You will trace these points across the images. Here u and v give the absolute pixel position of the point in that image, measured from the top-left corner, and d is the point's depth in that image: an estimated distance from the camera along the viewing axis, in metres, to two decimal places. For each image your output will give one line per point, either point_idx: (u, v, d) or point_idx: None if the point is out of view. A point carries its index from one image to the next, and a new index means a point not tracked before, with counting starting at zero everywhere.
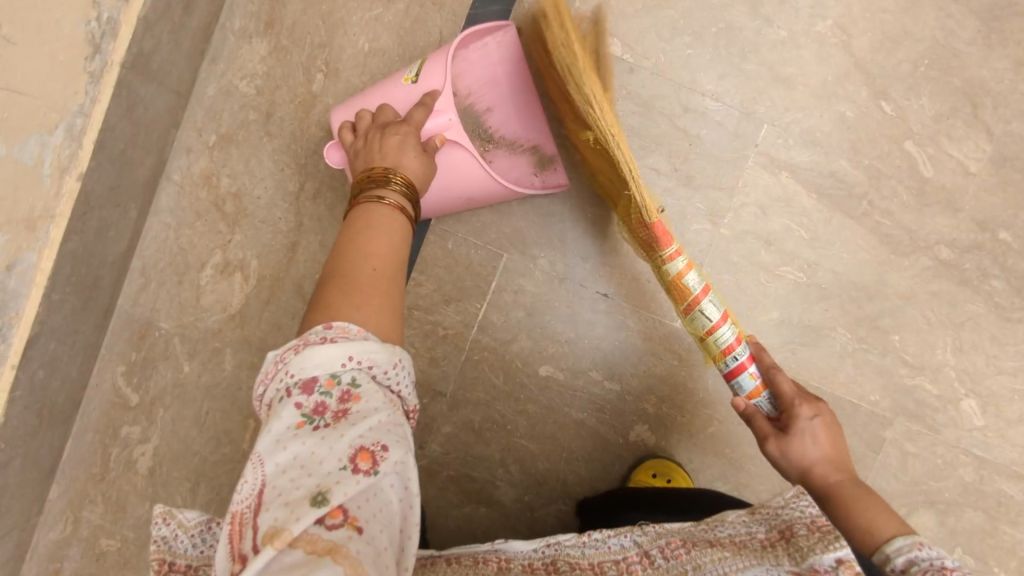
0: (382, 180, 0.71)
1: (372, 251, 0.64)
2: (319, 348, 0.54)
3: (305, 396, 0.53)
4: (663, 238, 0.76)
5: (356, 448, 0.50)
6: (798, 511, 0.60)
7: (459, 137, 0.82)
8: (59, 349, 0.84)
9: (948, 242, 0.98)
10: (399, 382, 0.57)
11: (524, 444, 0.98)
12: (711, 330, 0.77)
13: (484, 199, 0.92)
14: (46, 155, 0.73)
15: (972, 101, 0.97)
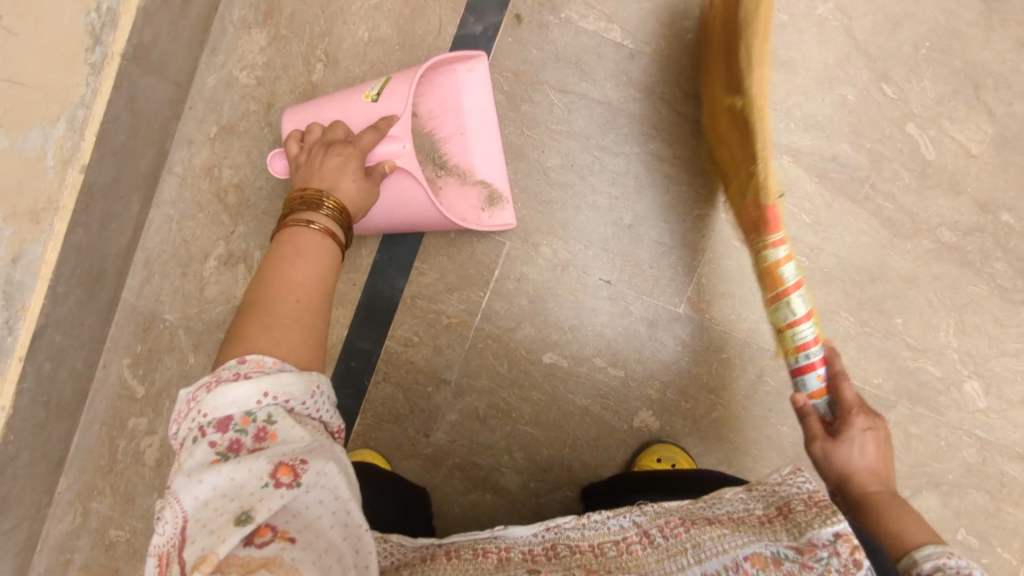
0: (313, 204, 0.68)
1: (296, 282, 0.61)
2: (230, 386, 0.52)
3: (219, 434, 0.51)
4: (773, 223, 0.78)
5: (276, 464, 0.49)
6: (796, 488, 0.61)
7: (409, 166, 0.81)
8: (65, 341, 0.84)
9: (950, 225, 0.98)
10: (320, 409, 0.55)
11: (528, 431, 0.99)
12: (792, 325, 0.78)
13: (428, 225, 0.92)
14: (49, 147, 0.73)
15: (974, 83, 0.97)
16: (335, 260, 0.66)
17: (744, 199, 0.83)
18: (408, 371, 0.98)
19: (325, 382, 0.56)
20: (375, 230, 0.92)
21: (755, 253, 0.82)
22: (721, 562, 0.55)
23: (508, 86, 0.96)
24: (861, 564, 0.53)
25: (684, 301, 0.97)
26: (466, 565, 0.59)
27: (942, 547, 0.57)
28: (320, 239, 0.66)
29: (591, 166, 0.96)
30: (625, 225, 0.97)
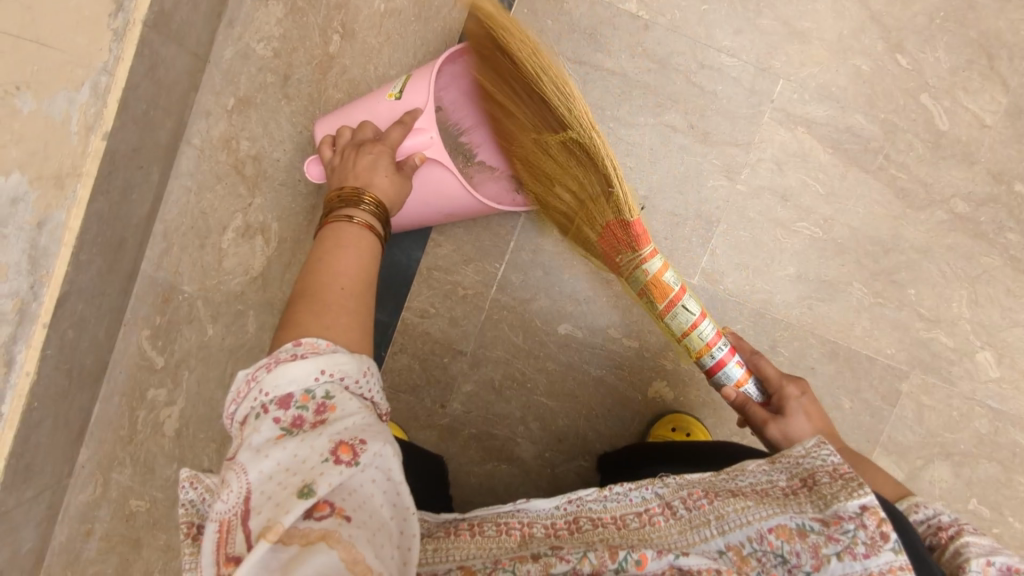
0: (351, 201, 0.70)
1: (339, 272, 0.63)
2: (291, 365, 0.53)
3: (282, 411, 0.51)
4: (642, 237, 0.75)
5: (336, 442, 0.49)
6: (820, 460, 0.61)
7: (439, 156, 0.81)
8: (86, 309, 0.84)
9: (964, 195, 0.98)
10: (371, 389, 0.56)
11: (544, 402, 0.99)
12: (693, 326, 0.76)
13: (463, 215, 0.92)
14: (73, 113, 0.73)
15: (988, 53, 0.97)
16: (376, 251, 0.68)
17: (594, 227, 0.78)
18: (425, 343, 0.98)
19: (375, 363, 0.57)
20: (410, 227, 0.94)
21: (628, 275, 0.78)
22: (744, 534, 0.55)
23: None
24: (888, 536, 0.53)
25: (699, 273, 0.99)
26: (489, 542, 0.58)
27: (913, 501, 0.61)
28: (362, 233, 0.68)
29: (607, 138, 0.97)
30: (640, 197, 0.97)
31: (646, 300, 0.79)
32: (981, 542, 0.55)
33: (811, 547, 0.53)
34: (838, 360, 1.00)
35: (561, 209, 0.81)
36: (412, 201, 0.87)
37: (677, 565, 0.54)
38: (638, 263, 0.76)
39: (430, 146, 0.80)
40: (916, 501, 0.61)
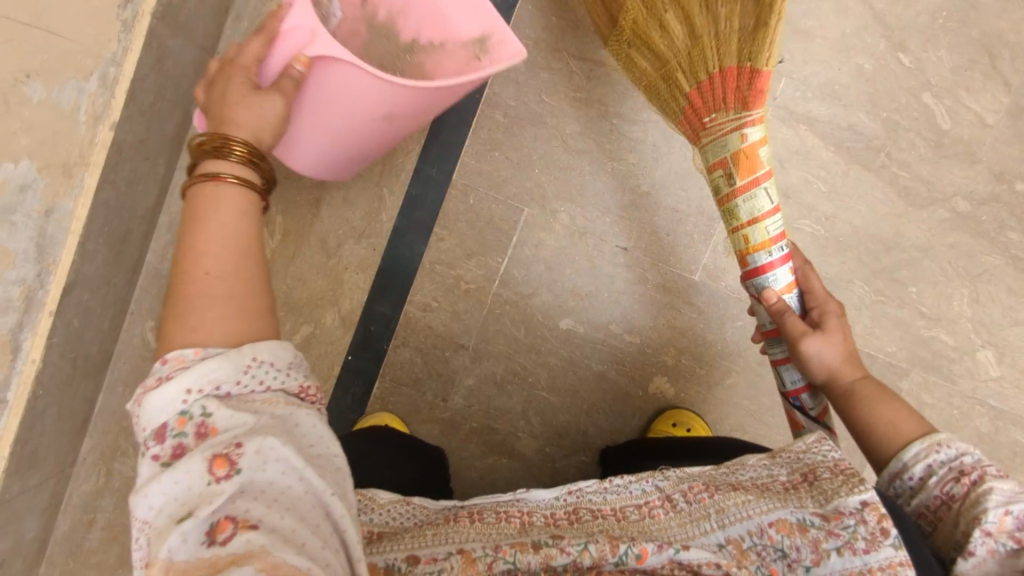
0: (212, 152, 0.54)
1: (203, 251, 0.50)
2: (155, 393, 0.44)
3: (158, 446, 0.43)
4: (758, 96, 0.65)
5: (212, 458, 0.40)
6: (820, 456, 0.61)
7: (326, 49, 0.65)
8: (92, 299, 0.85)
9: (966, 194, 0.99)
10: (263, 379, 0.46)
11: (545, 397, 1.00)
12: (758, 218, 0.67)
13: (406, 118, 0.76)
14: (82, 102, 0.73)
15: (989, 53, 0.97)
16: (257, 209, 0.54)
17: (691, 82, 0.69)
18: (426, 336, 0.99)
19: (262, 349, 0.47)
20: (361, 157, 0.84)
21: (715, 139, 0.67)
22: (744, 528, 0.56)
23: (527, 54, 0.96)
24: (889, 532, 0.53)
25: (701, 269, 0.99)
26: (488, 528, 0.57)
27: (934, 441, 0.60)
28: (235, 187, 0.53)
29: (609, 134, 0.97)
30: (641, 192, 0.98)
31: (716, 176, 0.68)
32: (1004, 488, 0.53)
33: (811, 542, 0.53)
34: None
35: (658, 51, 0.71)
36: (331, 117, 0.74)
37: (677, 560, 0.54)
38: (737, 125, 0.66)
39: (313, 41, 0.65)
40: (940, 438, 0.60)
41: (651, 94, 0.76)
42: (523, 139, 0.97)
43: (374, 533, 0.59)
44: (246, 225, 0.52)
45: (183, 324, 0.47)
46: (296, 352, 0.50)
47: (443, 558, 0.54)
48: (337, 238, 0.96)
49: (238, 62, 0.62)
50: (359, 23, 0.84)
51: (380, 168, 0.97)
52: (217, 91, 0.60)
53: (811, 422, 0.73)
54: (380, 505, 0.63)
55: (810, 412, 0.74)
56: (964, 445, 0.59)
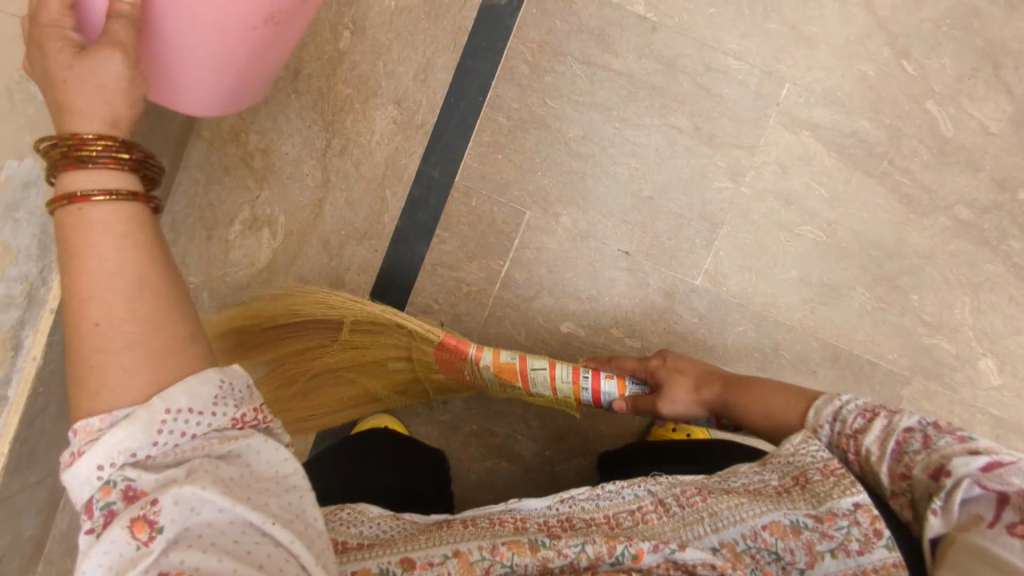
0: (74, 166, 0.48)
1: (87, 297, 0.45)
2: (71, 467, 0.44)
3: (88, 517, 0.43)
4: (462, 343, 0.87)
5: (133, 522, 0.42)
6: (810, 457, 0.59)
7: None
8: None
9: (968, 202, 0.99)
10: (184, 429, 0.45)
11: (545, 400, 1.00)
12: (554, 378, 0.86)
13: (287, 14, 0.69)
14: None
15: (993, 62, 0.98)
16: (141, 215, 0.48)
17: (431, 373, 0.94)
18: None
19: (177, 395, 0.44)
20: (248, 74, 0.77)
21: (473, 373, 0.90)
22: (738, 532, 0.56)
23: (532, 57, 0.96)
24: (882, 533, 0.53)
25: (702, 273, 0.99)
26: (483, 531, 0.57)
27: (811, 426, 0.63)
28: (105, 202, 0.47)
29: (611, 137, 0.97)
30: (643, 196, 0.98)
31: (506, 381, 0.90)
32: (873, 434, 0.57)
33: (805, 544, 0.54)
34: (839, 364, 1.00)
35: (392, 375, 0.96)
36: (201, 42, 0.67)
37: (673, 558, 0.55)
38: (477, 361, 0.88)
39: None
40: (812, 422, 0.63)
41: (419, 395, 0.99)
42: (526, 142, 0.97)
43: (361, 543, 0.58)
44: (128, 249, 0.46)
45: (87, 390, 0.44)
46: (222, 378, 0.47)
47: (440, 562, 0.54)
48: (338, 239, 0.96)
49: (42, 19, 0.51)
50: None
51: (383, 169, 0.96)
52: (44, 75, 0.50)
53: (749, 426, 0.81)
54: (370, 517, 0.63)
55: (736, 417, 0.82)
56: (828, 409, 0.62)
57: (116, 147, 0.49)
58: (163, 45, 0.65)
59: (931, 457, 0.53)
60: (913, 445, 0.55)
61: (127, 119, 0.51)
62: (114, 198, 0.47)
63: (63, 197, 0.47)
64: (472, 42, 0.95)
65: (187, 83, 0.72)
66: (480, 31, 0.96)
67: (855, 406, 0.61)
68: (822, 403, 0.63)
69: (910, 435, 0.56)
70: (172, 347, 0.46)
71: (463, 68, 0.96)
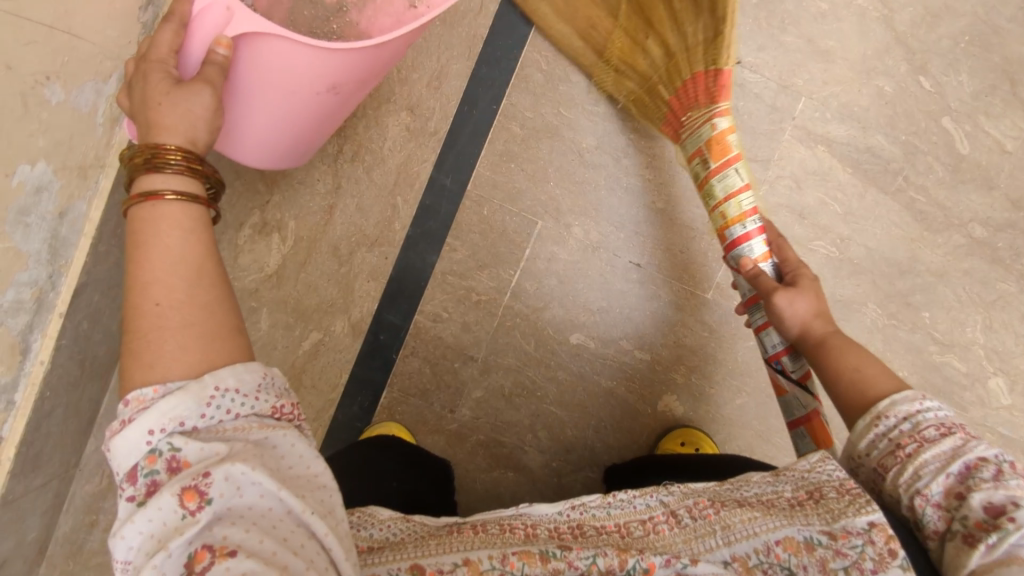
0: (154, 169, 0.54)
1: (149, 280, 0.50)
2: (120, 436, 0.47)
3: (132, 485, 0.46)
4: (723, 90, 0.76)
5: (181, 491, 0.44)
6: (826, 476, 0.58)
7: (250, 26, 0.62)
8: (102, 301, 0.84)
9: (982, 220, 0.98)
10: (229, 407, 0.48)
11: (554, 412, 0.99)
12: (731, 196, 0.75)
13: (348, 85, 0.74)
14: (100, 105, 0.71)
15: (1011, 79, 0.97)
16: (202, 217, 0.55)
17: (673, 84, 0.81)
18: (437, 347, 0.98)
19: (226, 376, 0.48)
20: (304, 131, 0.80)
21: (692, 131, 0.78)
22: (751, 545, 0.54)
23: (546, 66, 0.95)
24: (896, 552, 0.52)
25: (713, 287, 0.98)
26: (493, 538, 0.56)
27: (875, 413, 0.58)
28: (177, 202, 0.54)
29: (625, 149, 0.96)
30: (657, 208, 0.97)
31: (694, 163, 0.78)
32: (941, 446, 0.53)
33: (818, 561, 0.53)
34: None
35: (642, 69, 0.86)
36: (271, 101, 0.72)
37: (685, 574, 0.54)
38: (707, 118, 0.77)
39: (229, 19, 0.62)
40: (880, 410, 0.57)
41: (636, 107, 0.91)
42: (540, 152, 0.96)
43: (371, 546, 0.58)
44: (193, 244, 0.53)
45: (141, 362, 0.48)
46: (264, 370, 0.51)
47: (449, 571, 0.53)
48: (348, 246, 0.95)
49: (151, 55, 0.60)
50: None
51: (395, 177, 0.95)
52: (138, 97, 0.59)
53: (794, 386, 0.74)
54: (380, 520, 0.62)
55: (793, 376, 0.74)
56: (901, 407, 0.56)
57: (190, 157, 0.56)
58: (239, 101, 0.71)
59: (999, 495, 0.49)
60: (983, 474, 0.51)
61: (203, 140, 0.59)
62: (183, 199, 0.54)
63: (138, 196, 0.53)
64: (486, 51, 0.95)
65: (251, 133, 0.76)
66: (495, 40, 0.95)
67: (931, 414, 0.55)
68: (901, 398, 0.57)
69: (981, 463, 0.51)
70: (224, 332, 0.51)
71: (477, 76, 0.95)
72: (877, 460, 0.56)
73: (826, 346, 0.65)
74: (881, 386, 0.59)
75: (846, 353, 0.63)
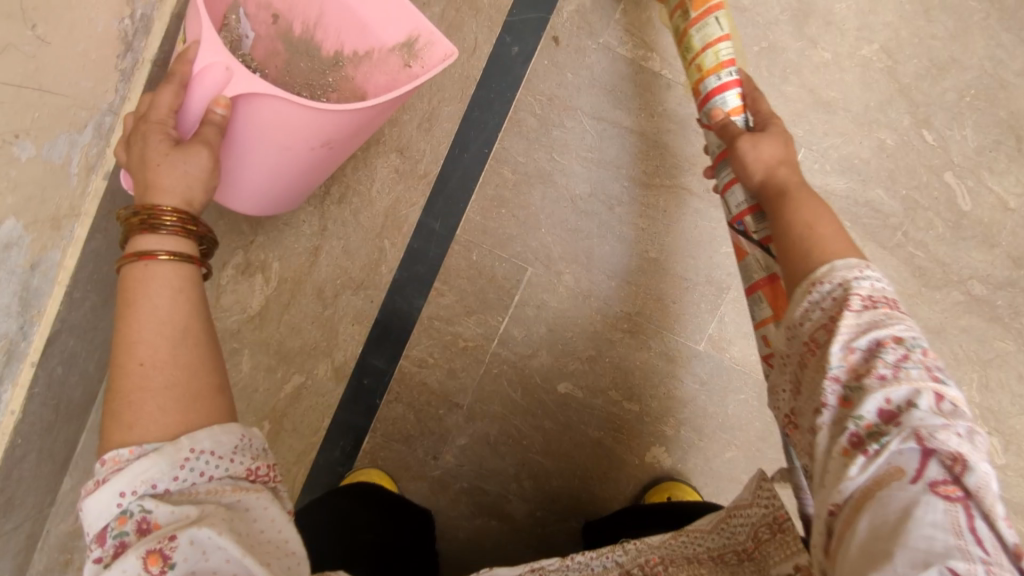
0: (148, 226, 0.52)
1: (134, 341, 0.47)
2: (92, 496, 0.44)
3: (100, 546, 0.43)
4: None
5: (145, 554, 0.41)
6: (763, 508, 0.54)
7: (249, 85, 0.59)
8: (78, 344, 0.82)
9: (982, 278, 0.96)
10: (204, 470, 0.45)
11: (539, 460, 0.97)
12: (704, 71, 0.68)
13: (345, 139, 0.71)
14: (75, 155, 0.69)
15: (1016, 134, 0.95)
16: (194, 278, 0.52)
17: None
18: (422, 393, 0.96)
19: (202, 437, 0.45)
20: (304, 183, 0.78)
21: None
22: None
23: (540, 110, 0.93)
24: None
25: (705, 338, 0.97)
26: None
27: (812, 279, 0.48)
28: (171, 263, 0.51)
29: (619, 196, 0.94)
30: (649, 258, 0.95)
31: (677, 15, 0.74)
32: (852, 322, 0.44)
33: None
34: None
35: None
36: (266, 155, 0.69)
37: None
38: None
39: (228, 81, 0.59)
40: (817, 274, 0.48)
41: None
42: (531, 198, 0.94)
43: None
44: (184, 303, 0.50)
45: (118, 423, 0.45)
46: (244, 431, 0.48)
47: None
48: (333, 289, 0.93)
49: (151, 116, 0.57)
50: (276, 42, 0.77)
51: (382, 220, 0.93)
52: (137, 159, 0.56)
53: (755, 248, 0.59)
54: None
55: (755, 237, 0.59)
56: (841, 273, 0.47)
57: (186, 218, 0.53)
58: (236, 155, 0.68)
59: (897, 392, 0.41)
60: (888, 356, 0.42)
61: (200, 201, 0.56)
62: (177, 261, 0.51)
63: (132, 255, 0.51)
64: (480, 93, 0.93)
65: (249, 186, 0.74)
66: (488, 82, 0.93)
67: (865, 284, 0.46)
68: (842, 263, 0.47)
69: (892, 344, 0.43)
70: (208, 394, 0.48)
71: (469, 120, 0.93)
72: (809, 333, 0.47)
73: (789, 195, 0.54)
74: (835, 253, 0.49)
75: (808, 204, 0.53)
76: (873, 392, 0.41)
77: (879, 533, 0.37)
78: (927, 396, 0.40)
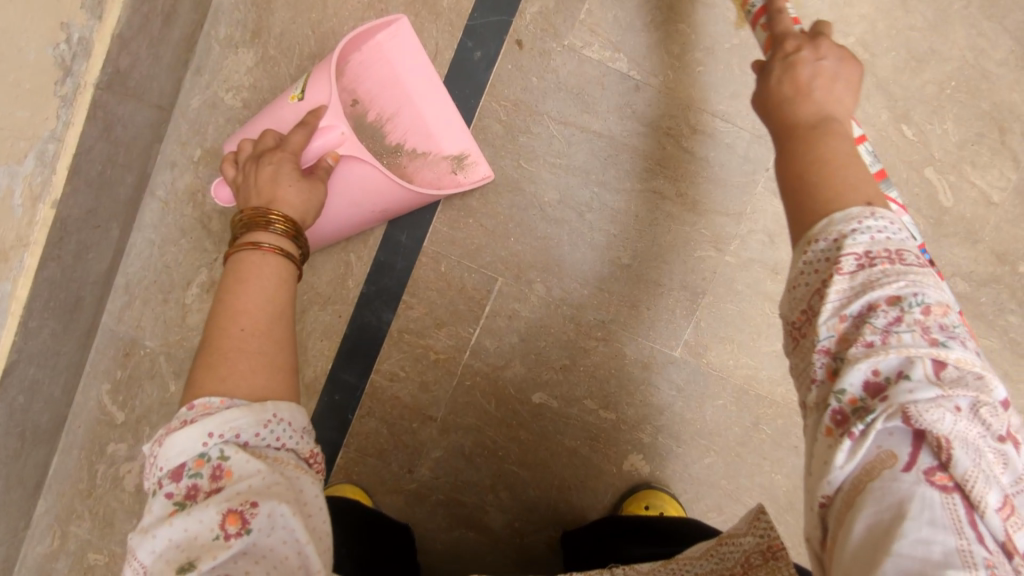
0: (258, 223, 0.60)
1: (243, 311, 0.55)
2: (178, 434, 0.48)
3: (175, 483, 0.47)
4: None
5: (224, 512, 0.45)
6: (754, 536, 0.52)
7: (354, 151, 0.75)
8: (39, 371, 0.81)
9: (965, 275, 0.93)
10: (280, 436, 0.50)
11: (515, 471, 0.96)
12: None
13: (396, 211, 0.87)
14: (17, 186, 0.68)
15: (999, 126, 0.91)
16: (291, 272, 0.60)
17: None
18: (394, 407, 0.95)
19: (283, 408, 0.51)
20: (351, 235, 0.90)
21: None
22: None
23: (505, 116, 0.91)
24: None
25: (681, 344, 0.95)
26: None
27: (812, 235, 0.47)
28: (275, 254, 0.59)
29: (589, 203, 0.92)
30: (622, 265, 0.93)
31: None
32: (845, 287, 0.44)
33: None
34: None
35: None
36: (336, 207, 0.81)
37: None
38: None
39: (342, 143, 0.74)
40: (815, 232, 0.47)
41: None
42: (499, 207, 0.92)
43: None
44: (283, 291, 0.57)
45: (214, 375, 0.51)
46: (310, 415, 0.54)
47: None
48: (301, 304, 0.92)
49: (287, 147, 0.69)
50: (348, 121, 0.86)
51: None
52: (258, 171, 0.66)
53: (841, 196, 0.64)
54: None
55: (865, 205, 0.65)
56: (836, 228, 0.46)
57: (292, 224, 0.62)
58: None
59: (886, 362, 0.42)
60: (880, 320, 0.42)
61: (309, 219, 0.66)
62: (282, 256, 0.59)
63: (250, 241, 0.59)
64: None
65: (315, 235, 0.85)
66: (451, 88, 0.90)
67: (863, 240, 0.45)
68: (841, 216, 0.46)
69: (884, 307, 0.43)
70: (286, 370, 0.54)
71: None
72: (804, 301, 0.47)
73: (816, 137, 0.52)
74: (860, 191, 0.49)
75: (832, 139, 0.52)
76: (858, 363, 0.42)
77: (877, 528, 0.38)
78: (922, 365, 0.41)
